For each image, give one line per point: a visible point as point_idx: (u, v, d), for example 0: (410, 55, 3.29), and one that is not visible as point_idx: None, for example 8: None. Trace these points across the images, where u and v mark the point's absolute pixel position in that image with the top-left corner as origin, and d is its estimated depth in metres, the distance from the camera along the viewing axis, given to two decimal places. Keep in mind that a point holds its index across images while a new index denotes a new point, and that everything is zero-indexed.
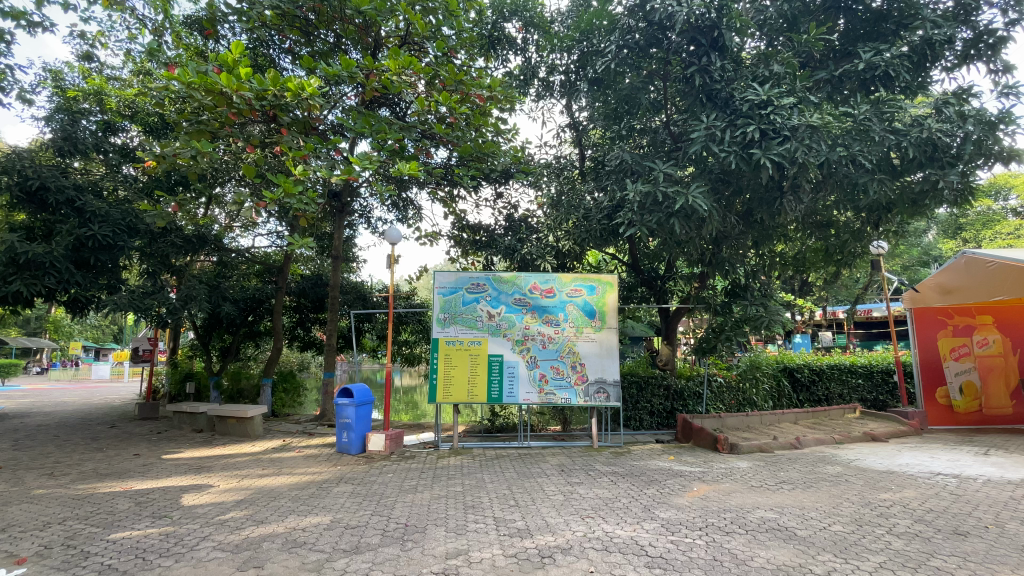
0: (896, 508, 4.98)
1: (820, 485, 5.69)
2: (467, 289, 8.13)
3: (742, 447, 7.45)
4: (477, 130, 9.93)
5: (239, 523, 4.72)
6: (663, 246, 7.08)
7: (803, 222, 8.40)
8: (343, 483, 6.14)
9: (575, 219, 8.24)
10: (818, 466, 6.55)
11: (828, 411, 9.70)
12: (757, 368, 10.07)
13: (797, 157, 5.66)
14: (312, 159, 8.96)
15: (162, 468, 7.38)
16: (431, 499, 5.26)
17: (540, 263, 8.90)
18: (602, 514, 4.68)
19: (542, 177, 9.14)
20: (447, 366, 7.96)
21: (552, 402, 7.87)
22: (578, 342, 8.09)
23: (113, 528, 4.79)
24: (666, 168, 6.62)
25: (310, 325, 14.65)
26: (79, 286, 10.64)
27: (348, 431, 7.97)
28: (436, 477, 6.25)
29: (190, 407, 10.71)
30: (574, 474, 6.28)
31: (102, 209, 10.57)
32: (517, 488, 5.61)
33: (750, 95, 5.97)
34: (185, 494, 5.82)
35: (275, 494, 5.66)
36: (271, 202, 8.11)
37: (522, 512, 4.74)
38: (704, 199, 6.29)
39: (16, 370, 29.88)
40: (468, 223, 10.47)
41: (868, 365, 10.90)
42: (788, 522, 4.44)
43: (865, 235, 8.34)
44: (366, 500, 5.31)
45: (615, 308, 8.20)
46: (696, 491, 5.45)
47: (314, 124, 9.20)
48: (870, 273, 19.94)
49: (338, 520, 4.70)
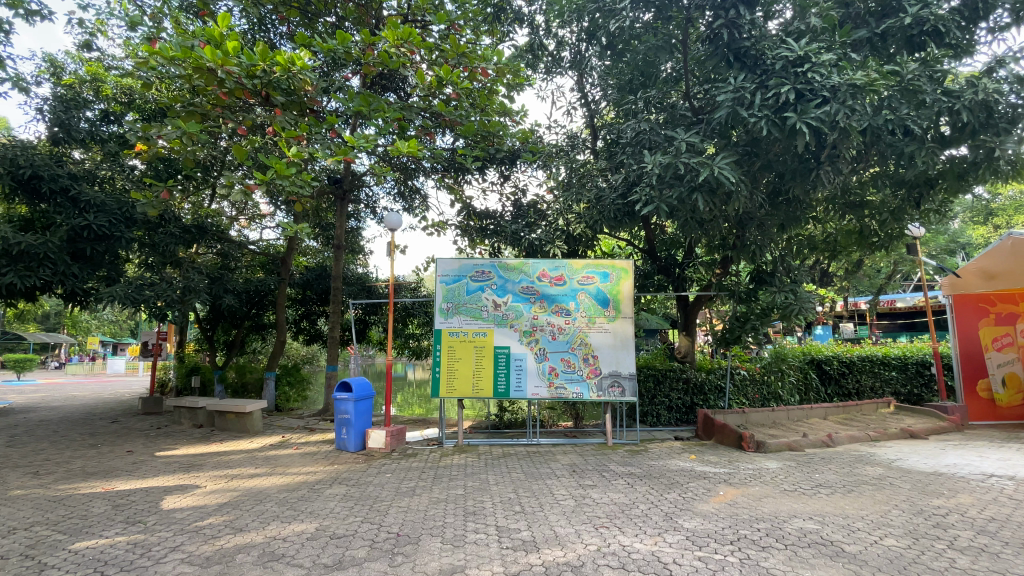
0: (954, 517, 4.37)
1: (863, 489, 5.13)
2: (471, 277, 7.64)
3: (769, 445, 6.89)
4: (483, 111, 9.41)
5: (215, 531, 4.28)
6: (683, 226, 6.44)
7: (833, 201, 7.79)
8: (337, 484, 5.69)
9: (586, 202, 7.56)
10: (856, 466, 5.96)
11: (858, 405, 9.16)
12: (782, 360, 9.45)
13: (839, 121, 4.93)
14: (308, 142, 8.50)
15: (152, 466, 7.00)
16: (429, 504, 4.78)
17: (548, 248, 8.39)
18: (618, 524, 4.15)
19: (551, 160, 8.64)
20: (450, 359, 7.47)
21: (563, 397, 7.37)
22: (590, 333, 7.54)
23: (81, 537, 4.38)
24: (688, 137, 5.94)
25: (316, 318, 14.30)
26: (76, 279, 10.32)
27: (347, 427, 7.55)
28: (437, 478, 5.79)
29: (189, 401, 10.35)
30: (587, 475, 5.77)
31: (99, 198, 10.25)
32: (525, 492, 5.10)
33: (783, 51, 5.28)
34: (167, 497, 5.41)
35: (262, 497, 5.22)
36: (261, 183, 7.60)
37: (527, 521, 4.23)
38: (732, 171, 5.58)
39: (32, 366, 30.50)
40: (477, 208, 9.97)
41: (902, 356, 10.25)
42: (834, 535, 3.87)
43: (905, 214, 7.60)
44: (359, 505, 4.84)
45: (630, 296, 7.62)
46: (722, 497, 4.88)
47: (309, 104, 8.58)
48: (897, 262, 19.03)
49: (324, 529, 4.24)
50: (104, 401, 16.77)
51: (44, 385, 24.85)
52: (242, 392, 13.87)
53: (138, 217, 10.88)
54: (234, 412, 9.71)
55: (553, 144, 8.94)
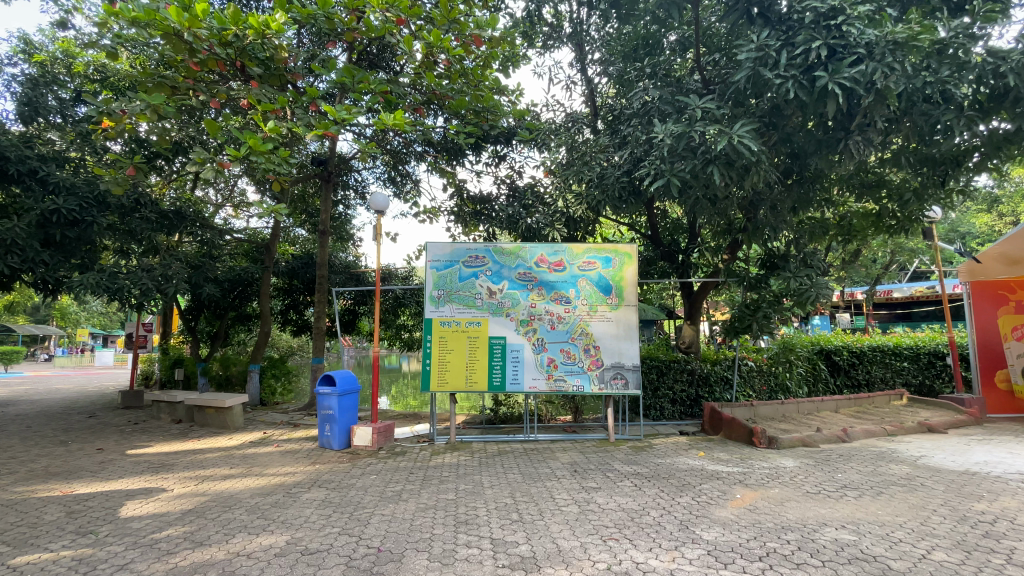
0: (1003, 525, 3.94)
1: (893, 492, 4.71)
2: (464, 262, 7.12)
3: (782, 441, 6.43)
4: (477, 85, 8.79)
5: (172, 546, 3.78)
6: (695, 204, 5.94)
7: (848, 179, 7.32)
8: (316, 487, 5.20)
9: (587, 180, 6.98)
10: (880, 465, 5.53)
11: (871, 397, 8.72)
12: (790, 350, 9.01)
13: (876, 80, 4.46)
14: (285, 116, 7.82)
15: (118, 467, 6.46)
16: (416, 511, 4.29)
17: (548, 232, 7.88)
18: (628, 536, 3.69)
19: (548, 139, 8.08)
20: (442, 351, 6.97)
21: (562, 391, 6.88)
22: (591, 322, 7.04)
23: (21, 551, 3.87)
24: (704, 103, 5.40)
25: (303, 308, 13.75)
26: (46, 266, 9.64)
27: (331, 423, 7.05)
28: (427, 481, 5.29)
29: (167, 396, 9.80)
30: (590, 476, 5.28)
31: (68, 180, 9.56)
32: (522, 496, 4.61)
33: (814, 2, 4.74)
34: (128, 502, 4.89)
35: (233, 502, 4.72)
36: (233, 159, 6.91)
37: (526, 532, 3.75)
38: (753, 140, 5.04)
39: (16, 357, 29.90)
40: (473, 193, 9.37)
41: (914, 346, 9.82)
42: (875, 550, 3.45)
43: (929, 195, 7.11)
44: (339, 513, 4.35)
45: (634, 283, 7.10)
46: (740, 501, 4.42)
47: (289, 77, 7.91)
48: (900, 251, 18.56)
49: (295, 542, 3.74)
50: (84, 394, 16.10)
51: (28, 376, 24.21)
52: (226, 384, 13.32)
53: (112, 201, 10.22)
54: (213, 407, 9.18)
55: (551, 122, 8.27)
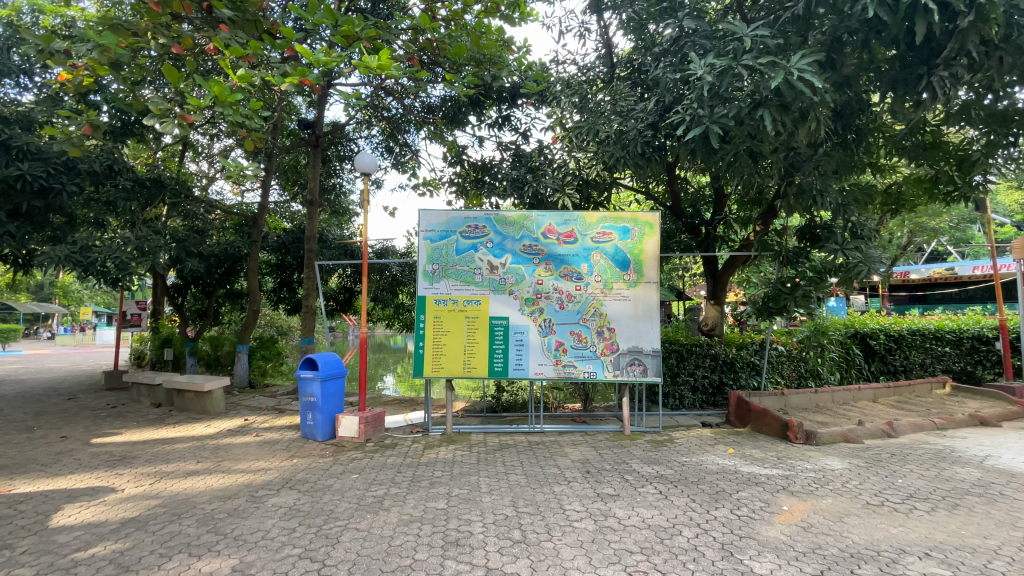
0: None
1: (970, 503, 3.93)
2: (462, 233, 6.29)
3: (822, 437, 5.65)
4: (479, 35, 7.80)
5: (91, 572, 3.05)
6: (738, 157, 5.07)
7: (899, 137, 6.45)
8: (287, 490, 4.46)
9: (604, 136, 6.14)
10: (944, 468, 4.74)
11: (911, 385, 7.93)
12: (823, 333, 8.17)
13: None
14: (256, 66, 6.88)
15: (74, 460, 5.76)
16: (397, 526, 3.54)
17: (557, 198, 7.05)
18: (660, 567, 2.92)
19: (556, 94, 7.20)
20: (437, 332, 6.20)
21: (571, 377, 6.10)
22: (605, 301, 6.22)
23: None
24: (756, 31, 4.51)
25: (295, 286, 12.98)
26: (12, 238, 8.63)
27: (314, 411, 6.31)
28: (415, 482, 4.56)
29: (146, 378, 9.15)
30: (606, 479, 4.50)
31: (34, 144, 8.44)
32: (526, 506, 3.86)
33: None
34: (65, 507, 4.19)
35: (185, 509, 4.00)
36: (194, 108, 5.84)
37: (530, 560, 3.00)
38: (817, 75, 4.17)
39: (15, 335, 29.50)
40: (474, 160, 8.47)
41: (958, 330, 8.94)
42: None
43: (997, 157, 6.18)
44: (305, 526, 3.61)
45: (655, 257, 6.22)
46: (789, 516, 3.65)
47: (266, 25, 7.09)
48: (924, 231, 17.56)
49: (243, 570, 3.00)
50: (71, 375, 15.38)
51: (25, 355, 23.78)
52: (215, 365, 12.64)
53: (83, 167, 9.28)
54: (192, 391, 8.49)
55: (561, 76, 7.31)
